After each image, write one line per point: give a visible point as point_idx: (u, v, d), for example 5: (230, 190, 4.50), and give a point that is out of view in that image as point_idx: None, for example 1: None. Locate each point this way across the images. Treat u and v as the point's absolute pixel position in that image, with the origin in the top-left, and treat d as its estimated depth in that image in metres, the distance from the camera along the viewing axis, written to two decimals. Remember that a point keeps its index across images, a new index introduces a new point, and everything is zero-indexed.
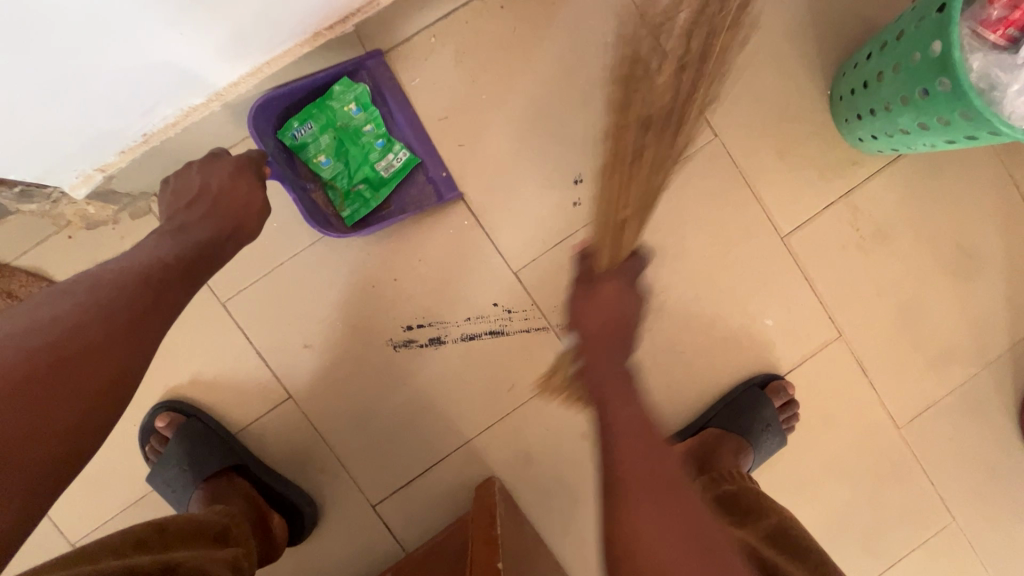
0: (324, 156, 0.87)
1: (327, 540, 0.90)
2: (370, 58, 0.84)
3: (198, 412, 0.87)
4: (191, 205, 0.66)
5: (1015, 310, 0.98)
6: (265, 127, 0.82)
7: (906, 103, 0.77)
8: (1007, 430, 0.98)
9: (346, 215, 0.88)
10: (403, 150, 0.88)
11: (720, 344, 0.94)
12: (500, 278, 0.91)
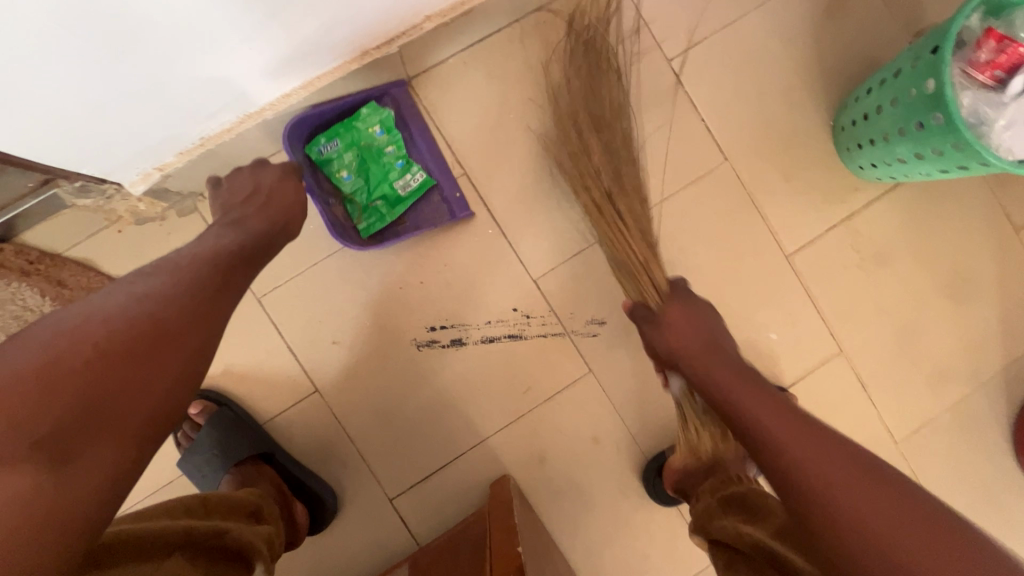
0: (347, 172, 0.93)
1: (345, 531, 0.93)
2: (396, 86, 0.92)
3: (230, 401, 0.91)
4: (245, 204, 0.71)
5: (1008, 333, 1.03)
6: (296, 142, 0.89)
7: (903, 134, 0.83)
8: (1002, 449, 1.02)
9: (363, 227, 0.94)
10: (421, 171, 0.94)
11: None
12: (520, 285, 0.96)
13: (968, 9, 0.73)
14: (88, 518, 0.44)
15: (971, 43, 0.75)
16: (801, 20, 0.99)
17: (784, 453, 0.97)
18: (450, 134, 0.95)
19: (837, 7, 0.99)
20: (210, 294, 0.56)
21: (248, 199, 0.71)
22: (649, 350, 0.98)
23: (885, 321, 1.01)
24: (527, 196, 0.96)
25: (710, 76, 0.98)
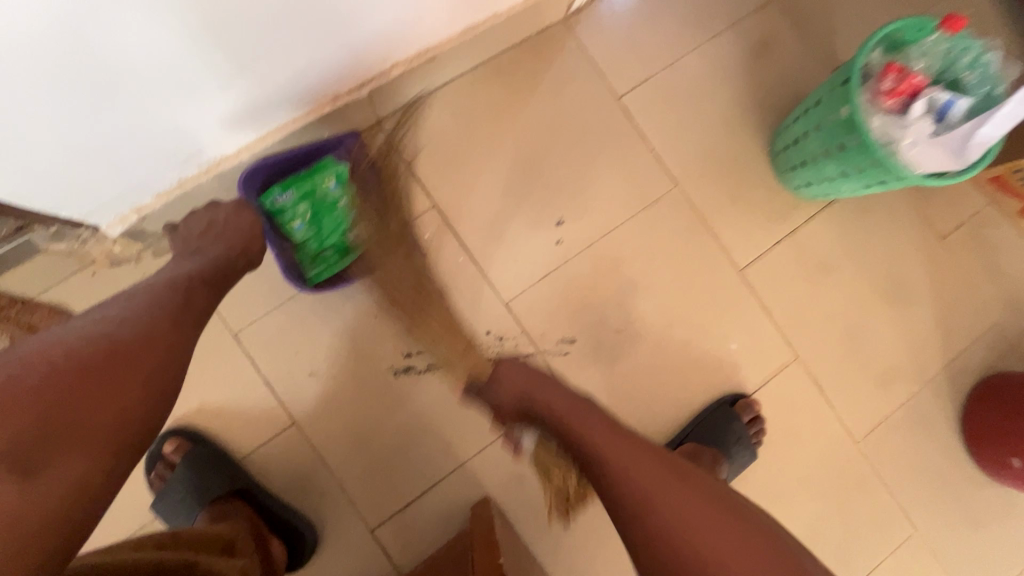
0: (299, 222, 0.94)
1: (325, 564, 0.92)
2: (350, 138, 0.94)
3: (203, 439, 0.91)
4: (202, 237, 0.75)
5: (943, 332, 1.12)
6: (250, 191, 0.90)
7: (828, 154, 0.93)
8: (950, 441, 1.09)
9: (312, 276, 0.95)
10: (376, 224, 0.96)
11: (693, 367, 1.04)
12: (492, 308, 1.00)
13: (868, 46, 0.84)
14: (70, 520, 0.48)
15: (877, 73, 0.86)
16: (735, 58, 1.10)
17: (752, 456, 1.02)
18: (420, 169, 1.01)
19: (765, 47, 1.11)
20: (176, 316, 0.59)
21: (205, 233, 0.75)
22: (619, 365, 1.02)
23: (834, 327, 1.09)
24: (496, 225, 1.02)
25: (657, 111, 1.08)
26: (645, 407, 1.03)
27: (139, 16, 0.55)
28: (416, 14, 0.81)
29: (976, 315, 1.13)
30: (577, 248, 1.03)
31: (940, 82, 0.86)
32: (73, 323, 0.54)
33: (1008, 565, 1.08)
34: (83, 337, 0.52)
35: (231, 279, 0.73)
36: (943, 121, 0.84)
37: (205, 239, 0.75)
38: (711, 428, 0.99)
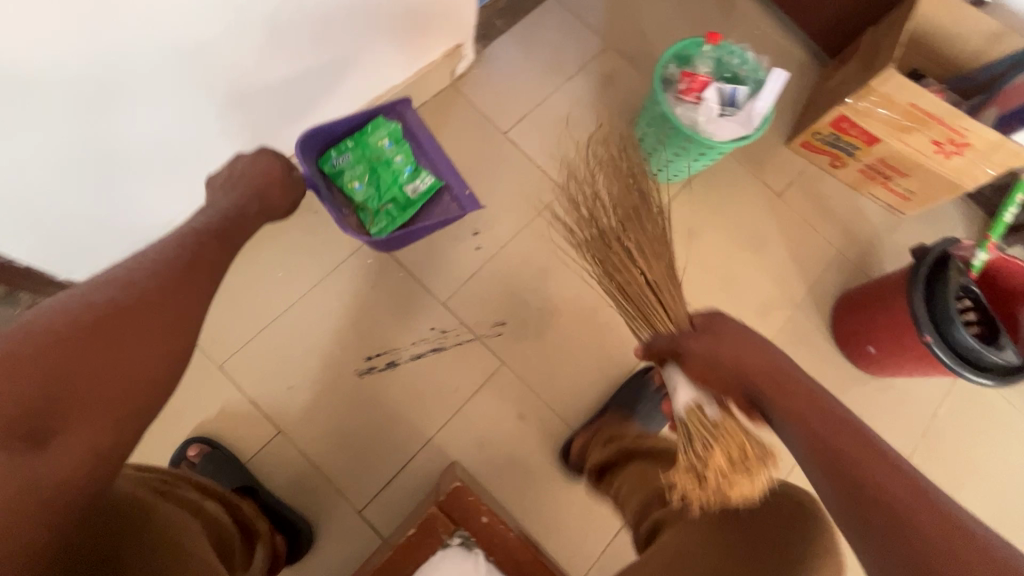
0: (358, 181, 1.13)
1: (323, 549, 1.06)
2: (400, 105, 1.15)
3: (220, 445, 1.08)
4: (234, 182, 0.82)
5: (799, 265, 1.39)
6: (308, 156, 1.10)
7: (660, 143, 1.24)
8: (825, 349, 1.33)
9: (375, 229, 1.14)
10: (430, 177, 1.16)
11: (606, 327, 1.27)
12: (433, 309, 1.23)
13: (663, 63, 1.18)
14: (80, 483, 0.48)
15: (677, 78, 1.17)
16: (589, 90, 1.43)
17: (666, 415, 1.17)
18: None
19: (609, 79, 1.45)
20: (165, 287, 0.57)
21: (232, 179, 0.82)
22: (545, 335, 1.24)
23: (712, 276, 1.35)
24: (425, 243, 1.27)
25: (537, 137, 1.38)
26: (575, 366, 1.24)
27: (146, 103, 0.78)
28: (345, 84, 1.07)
29: (821, 248, 1.42)
30: (493, 249, 1.28)
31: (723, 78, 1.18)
32: (86, 285, 0.54)
33: (901, 443, 1.29)
34: (135, 296, 0.55)
35: (243, 222, 0.78)
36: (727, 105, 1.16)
37: (230, 186, 0.81)
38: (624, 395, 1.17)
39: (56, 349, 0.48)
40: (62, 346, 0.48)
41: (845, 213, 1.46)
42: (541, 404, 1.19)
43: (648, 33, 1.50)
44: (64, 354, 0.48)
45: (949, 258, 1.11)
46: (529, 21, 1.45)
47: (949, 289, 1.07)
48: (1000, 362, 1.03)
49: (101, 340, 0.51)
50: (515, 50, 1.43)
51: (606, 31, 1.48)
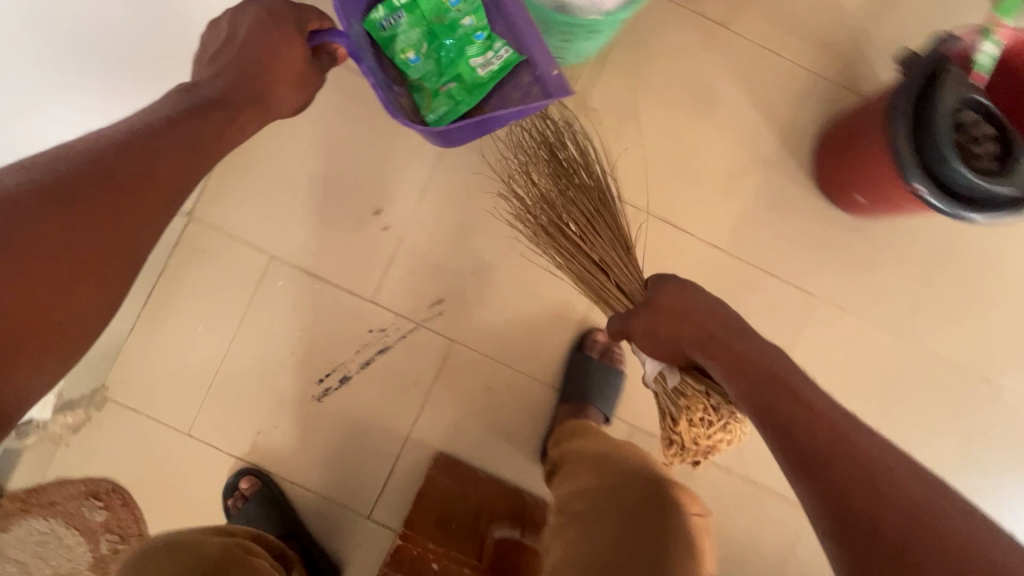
0: (412, 52, 0.96)
1: (349, 557, 1.14)
2: None
3: (270, 479, 1.13)
4: (222, 53, 0.73)
5: (764, 111, 1.13)
6: (354, 13, 0.93)
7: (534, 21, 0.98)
8: (811, 205, 1.13)
9: (429, 118, 0.96)
10: (504, 48, 0.95)
11: (551, 267, 1.14)
12: (364, 310, 1.14)
13: None
14: None
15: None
16: None
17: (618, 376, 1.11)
18: (245, 233, 1.13)
19: None
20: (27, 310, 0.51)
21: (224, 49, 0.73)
22: (488, 298, 1.13)
23: (660, 162, 1.13)
24: (330, 242, 1.13)
25: None
26: (529, 319, 1.14)
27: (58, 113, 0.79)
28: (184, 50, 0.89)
29: (789, 77, 1.13)
30: (403, 223, 1.13)
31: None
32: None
33: (912, 281, 1.14)
34: (152, 135, 0.62)
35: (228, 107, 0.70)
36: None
37: (217, 58, 0.73)
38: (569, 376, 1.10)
39: (83, 171, 0.57)
40: (65, 219, 0.54)
41: (817, 16, 1.13)
42: (505, 370, 1.13)
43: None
44: (90, 172, 0.57)
45: (944, 71, 0.83)
46: None
47: (939, 124, 0.82)
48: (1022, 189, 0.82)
49: (116, 153, 0.59)
50: None
51: None
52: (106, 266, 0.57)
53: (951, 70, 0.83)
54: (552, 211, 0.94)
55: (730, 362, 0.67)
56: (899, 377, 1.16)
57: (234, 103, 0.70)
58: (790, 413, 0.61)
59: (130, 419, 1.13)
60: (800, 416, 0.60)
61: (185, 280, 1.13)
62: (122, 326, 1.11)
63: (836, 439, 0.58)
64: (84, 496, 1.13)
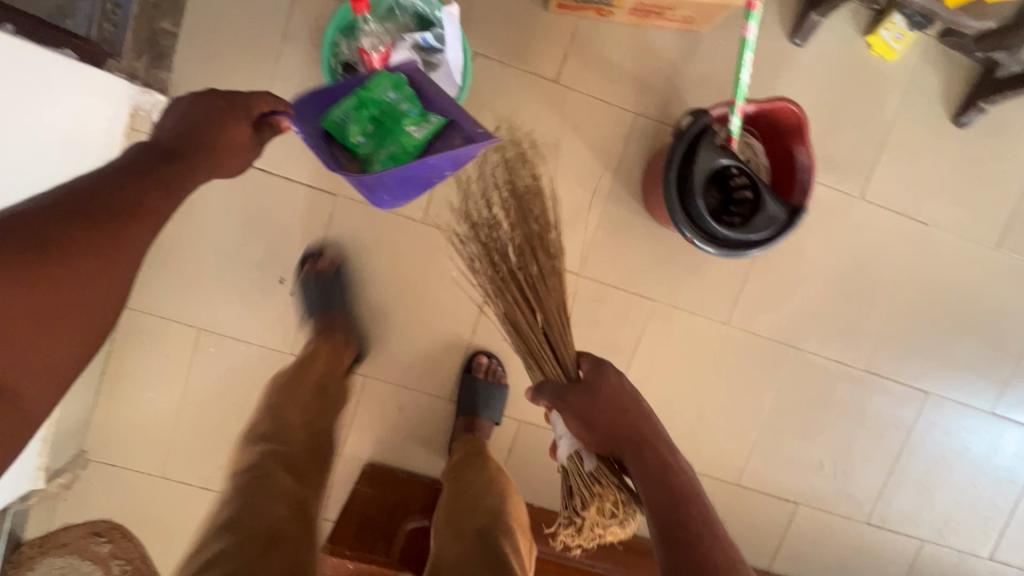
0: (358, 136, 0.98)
1: None
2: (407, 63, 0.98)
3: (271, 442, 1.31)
4: (181, 119, 0.83)
5: (599, 151, 1.33)
6: (307, 115, 0.97)
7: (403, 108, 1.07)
8: (645, 227, 1.37)
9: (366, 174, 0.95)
10: (437, 117, 0.97)
11: (438, 304, 1.37)
12: (287, 360, 1.36)
13: (332, 42, 1.01)
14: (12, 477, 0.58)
15: (356, 57, 1.01)
16: (306, 63, 1.24)
17: (502, 391, 1.36)
18: (174, 309, 1.32)
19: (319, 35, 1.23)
20: (60, 304, 0.60)
21: (167, 119, 0.84)
22: (389, 337, 1.37)
23: None
24: (249, 309, 1.34)
25: (284, 150, 1.28)
26: (427, 349, 1.39)
27: None
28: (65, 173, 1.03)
29: (617, 119, 1.31)
30: (308, 285, 1.34)
31: (403, 25, 1.02)
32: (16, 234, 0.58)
33: (732, 277, 1.41)
34: (88, 189, 0.66)
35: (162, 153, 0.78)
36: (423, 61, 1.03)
37: (175, 123, 0.83)
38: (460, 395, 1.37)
39: (20, 222, 0.59)
40: (35, 265, 0.58)
41: (636, 62, 1.29)
42: (413, 391, 1.40)
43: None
44: (53, 217, 0.61)
45: (711, 134, 1.05)
46: (199, 7, 1.21)
47: (695, 185, 1.06)
48: (761, 233, 1.07)
49: (63, 213, 0.62)
50: (207, 56, 1.22)
51: None
52: (49, 354, 0.61)
53: (709, 141, 1.04)
54: (509, 261, 1.16)
55: (586, 404, 1.01)
56: (729, 354, 1.44)
57: (186, 153, 0.79)
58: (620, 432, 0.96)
59: (111, 471, 1.38)
60: (622, 428, 0.97)
61: (130, 356, 1.33)
62: (87, 401, 1.32)
63: (637, 440, 0.93)
64: (91, 535, 1.40)
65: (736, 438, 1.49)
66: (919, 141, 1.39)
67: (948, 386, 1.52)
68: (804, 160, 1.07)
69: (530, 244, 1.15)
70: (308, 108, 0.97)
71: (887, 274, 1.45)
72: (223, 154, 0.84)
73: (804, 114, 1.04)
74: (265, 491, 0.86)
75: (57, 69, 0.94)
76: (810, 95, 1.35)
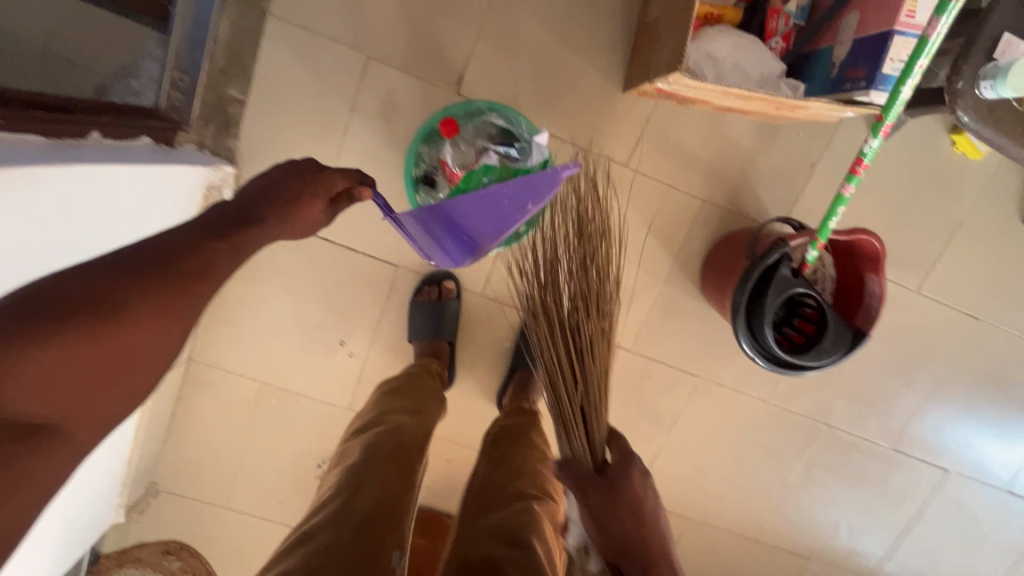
0: None
1: None
2: None
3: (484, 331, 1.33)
4: (279, 185, 0.75)
5: (662, 235, 1.31)
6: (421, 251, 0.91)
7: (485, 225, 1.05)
8: (697, 310, 1.38)
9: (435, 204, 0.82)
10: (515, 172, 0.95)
11: (489, 371, 1.43)
12: (344, 413, 1.45)
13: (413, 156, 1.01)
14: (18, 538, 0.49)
15: (438, 166, 1.01)
16: (374, 138, 1.23)
17: None
18: (239, 363, 1.38)
19: (388, 111, 1.21)
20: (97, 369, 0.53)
21: (262, 184, 0.75)
22: None
23: None
24: (309, 365, 1.40)
25: (348, 221, 1.29)
26: (476, 411, 1.45)
27: None
28: None
29: (684, 205, 1.29)
30: (366, 347, 1.39)
31: (489, 137, 1.01)
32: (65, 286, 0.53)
33: None
34: (157, 247, 0.61)
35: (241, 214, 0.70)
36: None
37: (266, 192, 0.74)
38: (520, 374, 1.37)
39: (97, 280, 0.55)
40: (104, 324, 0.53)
41: (707, 150, 1.26)
42: (460, 447, 1.47)
43: (410, 17, 1.17)
44: (118, 269, 0.56)
45: (786, 259, 1.05)
46: (268, 75, 1.18)
47: (767, 315, 1.06)
48: (824, 359, 1.08)
49: (134, 263, 0.58)
50: (276, 126, 1.21)
51: (358, 41, 1.17)
52: (111, 392, 0.56)
53: (783, 270, 1.04)
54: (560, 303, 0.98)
55: (600, 500, 0.81)
56: (762, 428, 1.50)
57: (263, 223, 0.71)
58: (637, 542, 0.77)
59: (179, 500, 1.49)
60: (633, 532, 0.77)
61: (196, 402, 1.41)
62: (157, 440, 1.41)
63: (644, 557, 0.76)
64: (160, 552, 1.51)
65: (761, 501, 1.57)
66: (983, 240, 1.37)
67: (969, 467, 1.57)
68: (876, 290, 1.08)
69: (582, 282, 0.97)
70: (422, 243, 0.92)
71: (927, 362, 1.47)
72: (297, 214, 0.74)
73: (882, 248, 1.05)
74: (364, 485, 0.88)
75: (159, 173, 0.98)
76: (881, 189, 1.32)
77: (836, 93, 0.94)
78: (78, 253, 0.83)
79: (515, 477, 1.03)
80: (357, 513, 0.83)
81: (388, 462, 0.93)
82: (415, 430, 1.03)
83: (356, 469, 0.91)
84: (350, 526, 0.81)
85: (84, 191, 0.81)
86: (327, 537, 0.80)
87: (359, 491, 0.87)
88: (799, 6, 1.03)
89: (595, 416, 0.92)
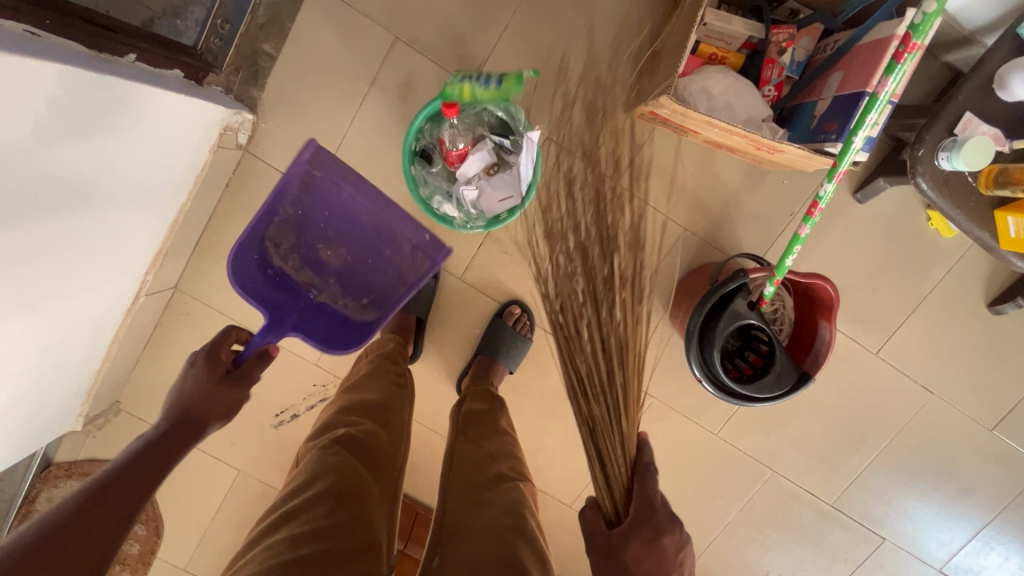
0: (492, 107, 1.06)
1: None
2: (308, 150, 1.05)
3: (495, 314, 1.42)
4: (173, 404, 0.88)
5: None
6: (253, 273, 1.07)
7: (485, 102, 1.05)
8: (662, 332, 1.44)
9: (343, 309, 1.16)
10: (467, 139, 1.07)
11: (454, 353, 1.47)
12: (311, 368, 1.51)
13: (416, 134, 1.07)
14: None
15: (436, 144, 1.10)
16: (388, 113, 1.31)
17: (525, 348, 1.41)
18: (221, 302, 1.45)
19: (405, 91, 1.30)
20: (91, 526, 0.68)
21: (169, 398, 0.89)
22: None
23: None
24: None
25: None
26: (435, 389, 1.49)
27: (54, 262, 0.94)
28: (147, 187, 1.08)
29: (666, 229, 1.36)
30: None
31: (488, 125, 1.09)
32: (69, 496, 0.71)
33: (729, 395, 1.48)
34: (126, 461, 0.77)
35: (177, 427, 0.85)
36: (497, 162, 1.11)
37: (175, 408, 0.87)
38: (487, 337, 1.41)
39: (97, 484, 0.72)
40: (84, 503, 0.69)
41: (696, 181, 1.33)
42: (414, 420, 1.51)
43: (441, 9, 1.26)
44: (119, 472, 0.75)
45: (744, 290, 1.10)
46: (301, 37, 1.27)
47: (716, 339, 1.11)
48: (769, 395, 1.13)
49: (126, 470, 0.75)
50: (298, 86, 1.30)
51: (391, 21, 1.26)
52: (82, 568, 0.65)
53: (739, 301, 1.09)
54: (590, 329, 1.02)
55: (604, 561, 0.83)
56: (708, 462, 1.54)
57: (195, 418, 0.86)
58: None
59: (141, 424, 1.55)
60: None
61: (175, 333, 1.47)
62: (128, 364, 1.46)
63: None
64: None
65: (697, 534, 1.59)
66: (945, 316, 1.42)
67: (906, 540, 1.59)
68: (826, 335, 1.13)
69: (609, 304, 1.03)
70: (246, 276, 1.05)
71: (877, 428, 1.51)
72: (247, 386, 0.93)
73: (836, 295, 1.11)
74: (342, 473, 0.94)
75: (185, 103, 1.06)
76: (854, 250, 1.38)
77: (812, 143, 1.02)
78: (93, 159, 0.90)
79: (493, 461, 1.06)
80: (336, 492, 0.90)
81: (359, 453, 1.00)
82: (392, 414, 1.13)
83: (335, 454, 0.97)
84: (332, 500, 0.89)
85: (107, 102, 0.89)
86: (316, 513, 0.86)
87: (338, 472, 0.93)
88: (794, 61, 1.10)
89: (612, 460, 0.93)
